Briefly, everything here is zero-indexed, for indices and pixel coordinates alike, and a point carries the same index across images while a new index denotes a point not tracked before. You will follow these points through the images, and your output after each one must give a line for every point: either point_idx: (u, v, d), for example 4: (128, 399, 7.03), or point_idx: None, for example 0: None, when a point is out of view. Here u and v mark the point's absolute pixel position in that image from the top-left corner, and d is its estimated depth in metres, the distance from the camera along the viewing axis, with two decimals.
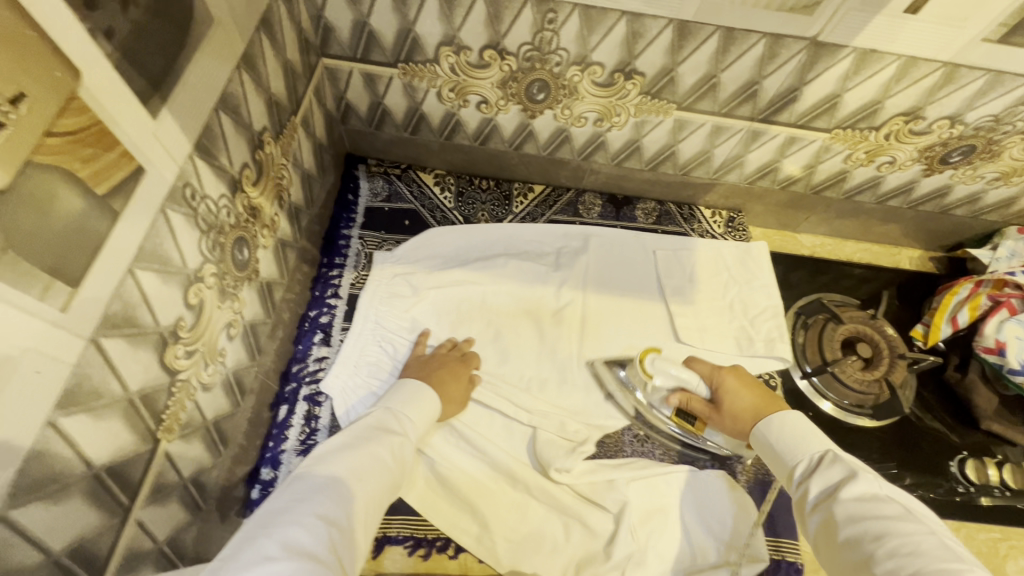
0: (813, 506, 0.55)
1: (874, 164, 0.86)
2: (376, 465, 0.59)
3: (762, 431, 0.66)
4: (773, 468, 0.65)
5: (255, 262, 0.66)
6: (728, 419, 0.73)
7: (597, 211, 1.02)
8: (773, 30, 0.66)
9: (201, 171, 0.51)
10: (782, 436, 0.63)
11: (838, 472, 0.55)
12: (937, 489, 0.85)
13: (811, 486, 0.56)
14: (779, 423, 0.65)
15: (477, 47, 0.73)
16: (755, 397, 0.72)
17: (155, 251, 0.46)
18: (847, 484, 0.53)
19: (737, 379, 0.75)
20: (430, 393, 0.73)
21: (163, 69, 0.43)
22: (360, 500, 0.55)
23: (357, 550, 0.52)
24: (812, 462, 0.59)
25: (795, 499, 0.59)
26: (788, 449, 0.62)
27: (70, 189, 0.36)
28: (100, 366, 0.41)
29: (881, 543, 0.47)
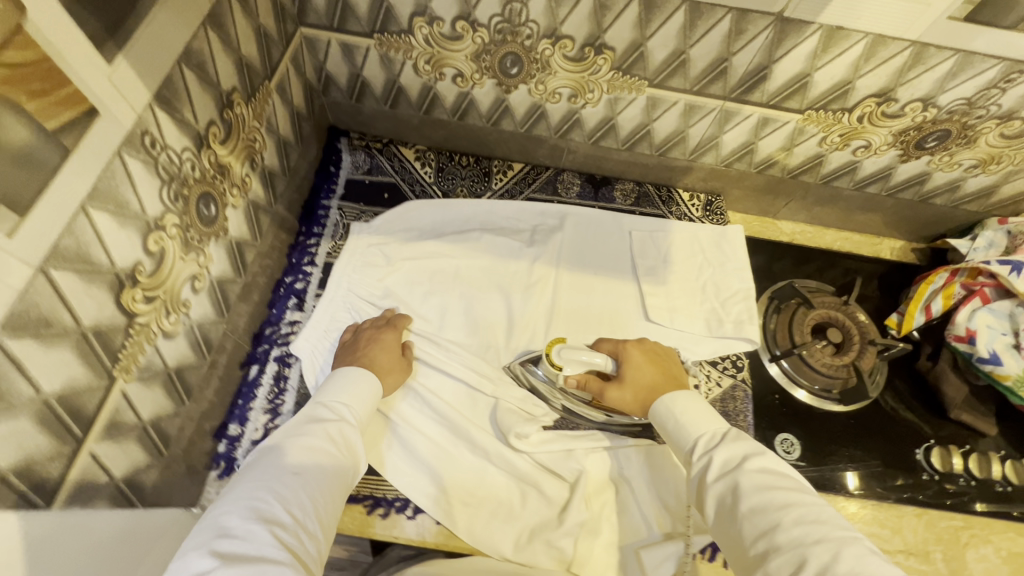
0: (713, 477, 0.57)
1: (850, 148, 0.86)
2: (313, 455, 0.59)
3: (665, 408, 0.67)
4: (669, 443, 0.66)
5: (224, 220, 0.68)
6: (629, 393, 0.73)
7: (576, 191, 1.03)
8: (739, 5, 0.66)
9: (162, 122, 0.53)
10: (687, 410, 0.65)
11: (742, 446, 0.58)
12: (926, 492, 0.84)
13: (715, 458, 0.58)
14: (683, 400, 0.66)
15: (450, 18, 0.74)
16: (655, 371, 0.73)
17: (111, 193, 0.48)
18: (751, 458, 0.57)
19: (641, 353, 0.76)
20: (366, 374, 0.73)
21: (119, 17, 0.45)
22: (300, 491, 0.55)
23: (310, 536, 0.52)
24: (715, 436, 0.61)
25: (693, 472, 0.60)
26: (692, 422, 0.63)
27: (17, 119, 0.38)
28: (50, 295, 0.44)
29: (788, 513, 0.50)
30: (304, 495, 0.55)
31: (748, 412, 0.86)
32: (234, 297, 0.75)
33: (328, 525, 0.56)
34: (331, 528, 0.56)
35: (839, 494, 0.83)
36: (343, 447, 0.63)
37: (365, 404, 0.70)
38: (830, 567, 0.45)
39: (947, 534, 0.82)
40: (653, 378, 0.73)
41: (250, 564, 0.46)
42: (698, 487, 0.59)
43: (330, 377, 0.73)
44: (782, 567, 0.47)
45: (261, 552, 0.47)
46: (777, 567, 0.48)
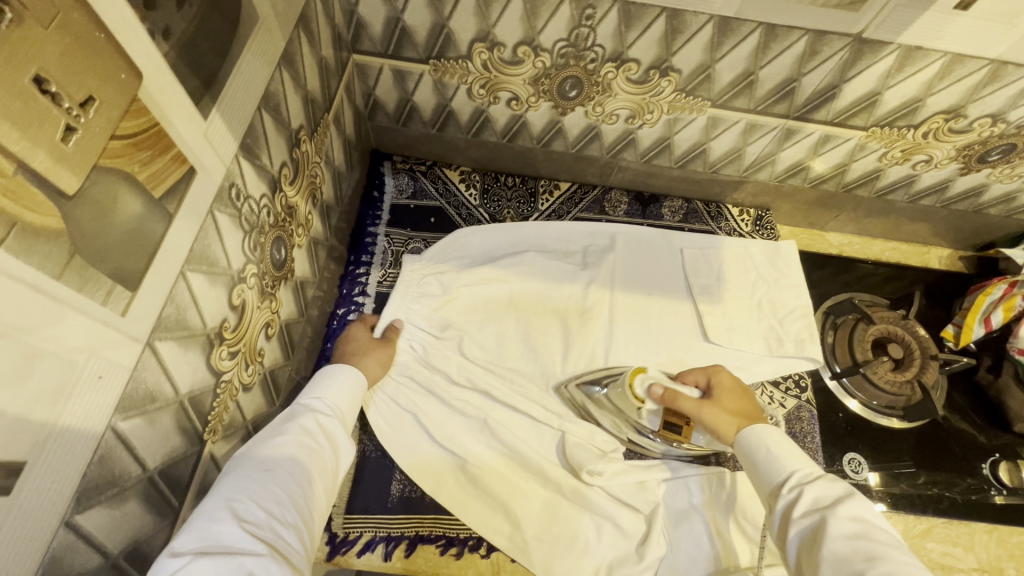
0: (801, 512, 0.55)
1: (910, 162, 0.85)
2: (295, 446, 0.54)
3: (755, 439, 0.65)
4: (752, 477, 0.64)
5: (292, 261, 0.65)
6: (725, 414, 0.72)
7: (624, 209, 1.01)
8: (816, 27, 0.65)
9: (246, 171, 0.51)
10: (779, 444, 0.63)
11: (838, 489, 0.55)
12: (954, 489, 0.85)
13: (805, 495, 0.56)
14: (775, 433, 0.65)
15: (511, 44, 0.72)
16: (745, 399, 0.75)
17: (204, 252, 0.46)
18: (846, 502, 0.54)
19: (732, 379, 0.77)
20: (352, 373, 0.69)
21: (213, 70, 0.43)
22: (282, 484, 0.50)
23: (288, 529, 0.47)
24: (808, 475, 0.59)
25: (777, 507, 0.58)
26: (785, 457, 0.61)
27: (130, 192, 0.35)
28: (155, 369, 0.41)
29: (875, 565, 0.47)
30: (282, 488, 0.50)
31: (816, 433, 0.85)
32: (297, 337, 0.73)
33: (308, 520, 0.51)
34: (312, 523, 0.51)
35: (910, 513, 0.82)
36: (323, 439, 0.58)
37: (348, 399, 0.65)
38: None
39: (1019, 549, 0.82)
40: (745, 407, 0.74)
41: (222, 562, 0.41)
42: (780, 524, 0.57)
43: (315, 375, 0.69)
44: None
45: (233, 549, 0.42)
46: None
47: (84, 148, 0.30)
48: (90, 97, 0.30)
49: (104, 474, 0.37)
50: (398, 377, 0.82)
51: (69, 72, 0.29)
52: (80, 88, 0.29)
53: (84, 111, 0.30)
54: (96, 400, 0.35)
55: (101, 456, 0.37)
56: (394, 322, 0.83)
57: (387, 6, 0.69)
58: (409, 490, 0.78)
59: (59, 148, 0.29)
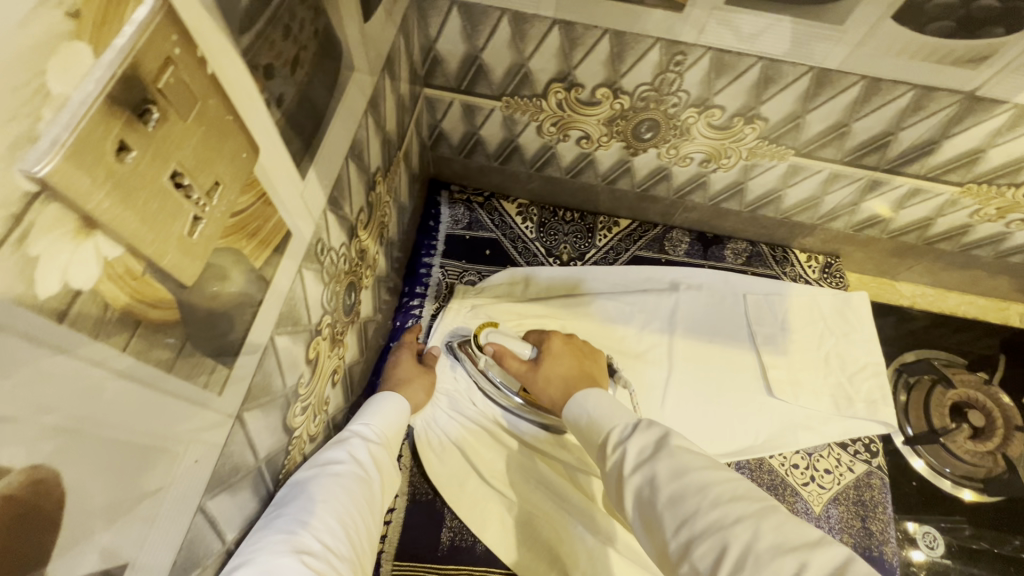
0: (630, 468, 0.50)
1: (1004, 220, 0.80)
2: (345, 480, 0.52)
3: (578, 405, 0.61)
4: (585, 444, 0.59)
5: (359, 305, 0.64)
6: (541, 379, 0.69)
7: (684, 249, 0.97)
8: (926, 82, 0.60)
9: (331, 225, 0.49)
10: (599, 404, 0.59)
11: (656, 430, 0.52)
12: (1005, 547, 0.79)
13: (628, 450, 0.51)
14: (597, 395, 0.61)
15: (591, 85, 0.69)
16: (574, 363, 0.71)
17: (291, 313, 0.44)
18: (664, 442, 0.50)
19: (563, 344, 0.73)
20: (398, 401, 0.67)
21: (314, 130, 0.41)
22: (333, 517, 0.48)
23: (341, 566, 0.45)
24: (628, 426, 0.54)
25: (611, 471, 0.53)
26: (606, 416, 0.57)
27: (238, 267, 0.34)
28: (241, 440, 0.40)
29: (704, 492, 0.44)
30: (336, 520, 0.48)
31: (888, 501, 0.80)
32: (356, 377, 0.72)
33: (358, 556, 0.49)
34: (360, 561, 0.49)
35: None
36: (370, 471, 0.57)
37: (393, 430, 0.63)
38: (752, 549, 0.40)
39: None
40: (573, 370, 0.70)
41: None
42: (617, 486, 0.51)
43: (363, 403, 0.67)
44: (705, 552, 0.41)
45: None
46: (700, 555, 0.42)
47: (208, 235, 0.29)
48: (216, 182, 0.28)
49: (190, 557, 0.36)
50: (450, 409, 0.81)
51: (202, 161, 0.27)
52: (208, 175, 0.27)
53: (209, 198, 0.28)
54: (191, 487, 0.34)
55: (190, 539, 0.35)
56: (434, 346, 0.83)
57: (467, 44, 0.67)
58: (461, 539, 0.74)
59: (186, 243, 0.27)
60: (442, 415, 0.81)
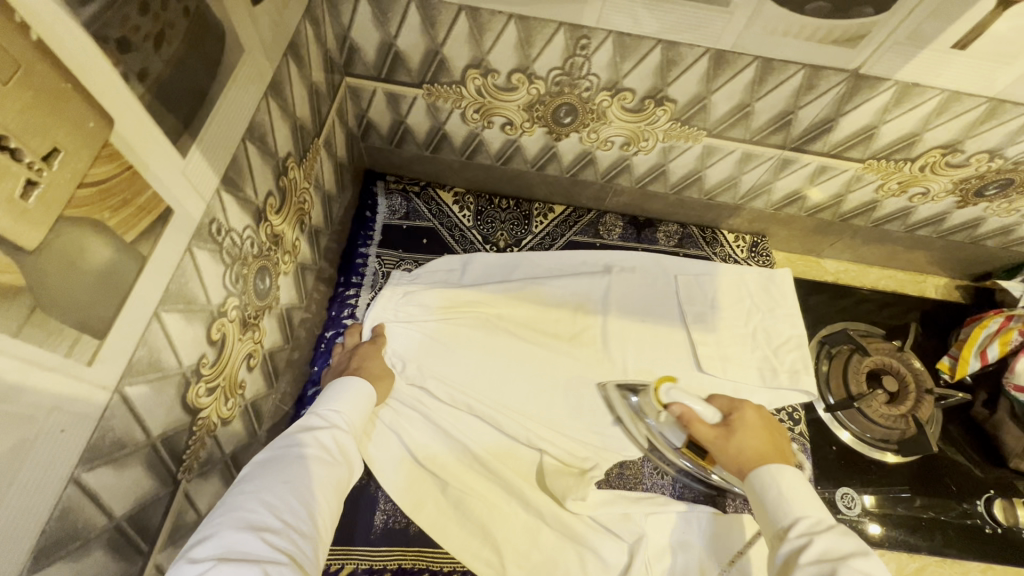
0: (808, 558, 0.53)
1: (907, 195, 0.84)
2: (308, 462, 0.55)
3: (761, 481, 0.63)
4: (760, 518, 0.62)
5: (276, 290, 0.64)
6: (731, 452, 0.68)
7: (618, 233, 1.00)
8: (814, 62, 0.64)
9: (227, 205, 0.50)
10: (797, 490, 0.61)
11: (850, 543, 0.54)
12: (950, 513, 0.85)
13: (813, 544, 0.54)
14: (792, 478, 0.62)
15: (506, 71, 0.71)
16: (768, 440, 0.69)
17: (181, 291, 0.45)
18: (856, 557, 0.52)
19: (756, 417, 0.71)
20: (365, 390, 0.68)
21: (193, 108, 0.42)
22: (294, 497, 0.51)
23: (303, 541, 0.49)
24: (819, 523, 0.57)
25: (783, 552, 0.55)
26: (799, 503, 0.59)
27: (99, 237, 0.34)
28: (124, 415, 0.40)
29: None
30: (298, 499, 0.51)
31: (810, 466, 0.84)
32: (283, 365, 0.72)
33: (324, 531, 0.52)
34: (327, 535, 0.52)
35: (905, 551, 0.82)
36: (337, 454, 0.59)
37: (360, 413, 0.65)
38: None
39: None
40: (767, 448, 0.68)
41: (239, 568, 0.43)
42: (782, 568, 0.54)
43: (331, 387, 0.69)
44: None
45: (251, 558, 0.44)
46: None
47: (49, 201, 0.29)
48: (54, 148, 0.29)
49: (65, 527, 0.36)
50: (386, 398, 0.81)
51: (33, 126, 0.27)
52: (43, 139, 0.28)
53: (48, 163, 0.29)
54: (59, 457, 0.34)
55: (62, 510, 0.35)
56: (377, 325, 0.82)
57: (381, 31, 0.68)
58: (395, 521, 0.75)
59: (20, 206, 0.27)
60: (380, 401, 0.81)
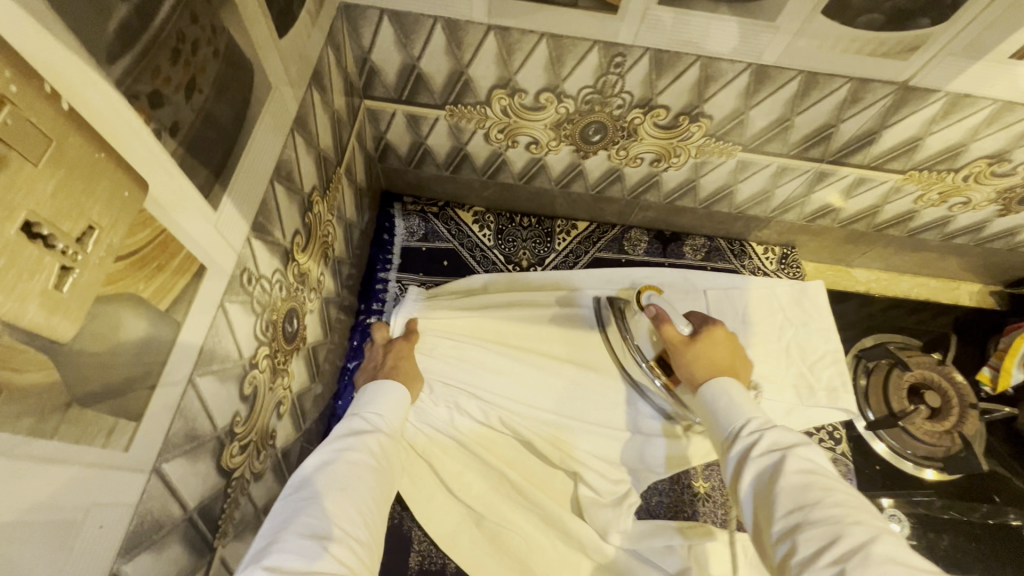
0: (756, 454, 0.50)
1: (947, 204, 0.81)
2: (357, 470, 0.54)
3: (712, 389, 0.59)
4: (707, 425, 0.59)
5: (304, 330, 0.61)
6: (691, 359, 0.63)
7: (644, 248, 0.96)
8: (861, 75, 0.61)
9: (258, 252, 0.46)
10: (734, 392, 0.58)
11: (792, 436, 0.51)
12: (974, 514, 0.83)
13: (757, 441, 0.51)
14: (733, 386, 0.58)
15: (534, 90, 0.68)
16: (729, 358, 0.63)
17: (215, 350, 0.41)
18: (801, 447, 0.50)
19: (725, 335, 0.65)
20: (402, 390, 0.66)
21: (223, 157, 0.38)
22: (349, 504, 0.51)
23: (362, 549, 0.48)
24: (766, 422, 0.54)
25: (730, 454, 0.53)
26: (740, 406, 0.56)
27: (134, 315, 0.31)
28: (161, 494, 0.37)
29: (828, 493, 0.45)
30: (353, 507, 0.51)
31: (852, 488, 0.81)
32: (310, 404, 0.69)
33: (376, 536, 0.52)
34: (379, 540, 0.52)
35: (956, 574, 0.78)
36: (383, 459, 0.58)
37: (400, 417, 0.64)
38: (865, 547, 0.40)
39: None
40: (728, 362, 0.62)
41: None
42: (732, 468, 0.52)
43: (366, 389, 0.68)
44: (812, 539, 0.42)
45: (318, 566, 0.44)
46: (807, 539, 0.43)
47: (83, 287, 0.26)
48: (89, 227, 0.26)
49: None
50: (419, 421, 0.77)
51: (65, 208, 0.24)
52: (77, 219, 0.25)
53: (81, 246, 0.25)
54: (96, 555, 0.31)
55: None
56: (411, 332, 0.76)
57: (403, 53, 0.65)
58: (430, 562, 0.73)
59: (52, 297, 0.24)
60: (417, 422, 0.77)
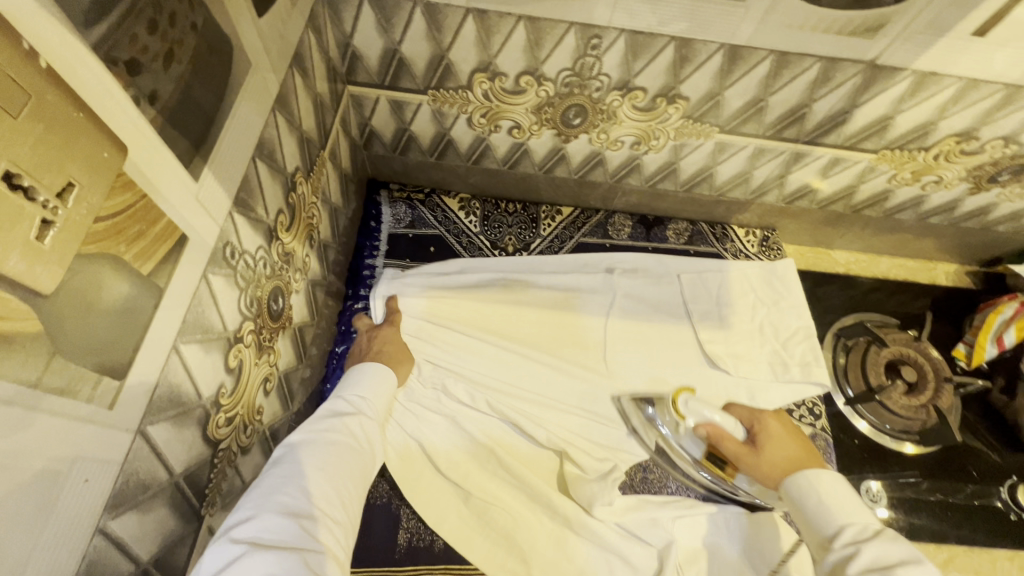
0: (858, 570, 0.48)
1: (920, 183, 0.84)
2: (336, 451, 0.55)
3: (802, 485, 0.59)
4: (801, 527, 0.58)
5: (289, 309, 0.62)
6: (764, 466, 0.67)
7: (627, 233, 0.98)
8: (830, 54, 0.63)
9: (241, 227, 0.48)
10: (834, 492, 0.57)
11: (900, 550, 0.49)
12: (959, 495, 0.84)
13: (861, 553, 0.49)
14: (830, 480, 0.58)
15: (514, 73, 0.69)
16: (796, 447, 0.68)
17: (199, 320, 0.42)
18: (910, 565, 0.47)
19: (780, 425, 0.71)
20: (385, 371, 0.66)
21: (204, 129, 0.40)
22: (326, 484, 0.52)
23: (336, 528, 0.50)
24: (867, 532, 0.52)
25: (831, 562, 0.51)
26: (839, 509, 0.55)
27: (116, 275, 0.32)
28: (148, 456, 0.38)
29: None
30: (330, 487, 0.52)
31: (832, 460, 0.83)
32: (297, 385, 0.70)
33: (352, 515, 0.53)
34: (354, 518, 0.54)
35: (932, 542, 0.81)
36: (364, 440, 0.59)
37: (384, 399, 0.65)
38: None
39: None
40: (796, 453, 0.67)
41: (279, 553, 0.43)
42: None
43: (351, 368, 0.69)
44: None
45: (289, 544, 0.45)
46: None
47: (65, 240, 0.27)
48: (69, 183, 0.27)
49: None
50: (406, 404, 0.79)
51: (45, 162, 0.25)
52: (57, 175, 0.26)
53: (62, 200, 0.27)
54: (83, 508, 0.32)
55: (89, 562, 0.34)
56: (393, 318, 0.80)
57: (384, 37, 0.66)
58: (419, 539, 0.73)
59: (34, 246, 0.25)
60: (404, 404, 0.79)
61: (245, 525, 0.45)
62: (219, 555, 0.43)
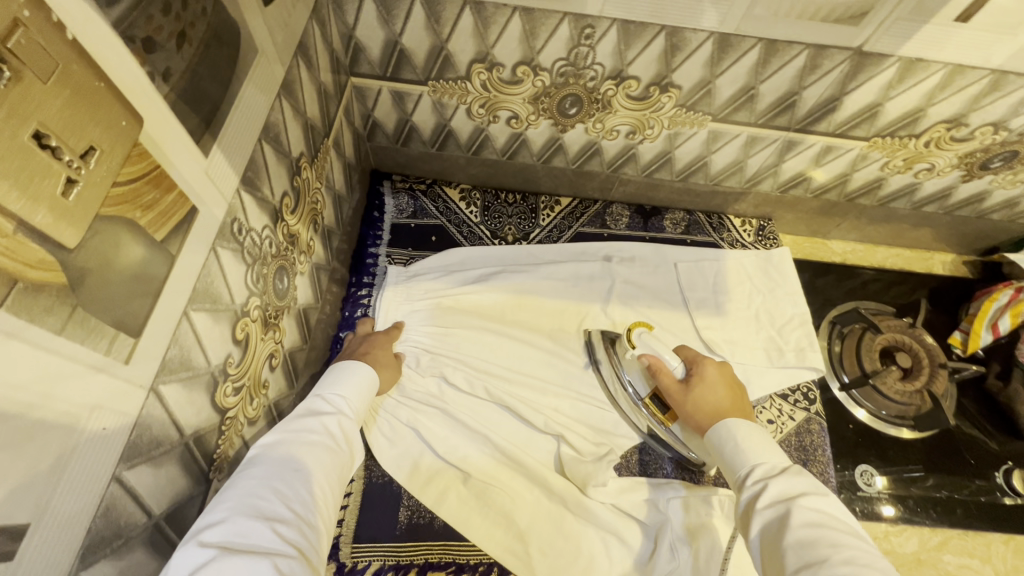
0: (764, 502, 0.52)
1: (912, 171, 0.85)
2: (314, 453, 0.53)
3: (724, 434, 0.63)
4: (722, 472, 0.62)
5: (294, 290, 0.65)
6: (690, 406, 0.70)
7: (625, 222, 1.00)
8: (817, 42, 0.64)
9: (247, 205, 0.50)
10: (750, 439, 0.61)
11: (803, 484, 0.53)
12: (965, 491, 0.84)
13: (766, 488, 0.53)
14: (748, 429, 0.62)
15: (511, 64, 0.71)
16: (728, 395, 0.71)
17: (208, 290, 0.45)
18: (810, 496, 0.51)
19: (718, 372, 0.73)
20: (367, 369, 0.67)
21: (213, 109, 0.42)
22: (302, 486, 0.49)
23: (311, 532, 0.47)
24: (774, 470, 0.56)
25: (743, 500, 0.55)
26: (750, 451, 0.59)
27: (133, 238, 0.35)
28: (160, 414, 0.41)
29: (838, 549, 0.44)
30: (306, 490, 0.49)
31: (827, 444, 0.84)
32: (302, 365, 0.72)
33: (327, 521, 0.50)
34: (329, 526, 0.50)
35: (926, 525, 0.82)
36: (342, 443, 0.57)
37: (362, 402, 0.64)
38: None
39: None
40: (726, 400, 0.70)
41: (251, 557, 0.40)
42: (744, 517, 0.54)
43: (331, 369, 0.68)
44: None
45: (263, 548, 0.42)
46: None
47: (86, 199, 0.30)
48: (91, 147, 0.30)
49: (107, 523, 0.37)
50: (400, 397, 0.81)
51: (69, 126, 0.28)
52: (80, 138, 0.29)
53: (85, 162, 0.29)
54: (101, 452, 0.34)
55: (105, 506, 0.36)
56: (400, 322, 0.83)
57: (386, 29, 0.69)
58: (418, 516, 0.74)
59: (60, 203, 0.28)
60: (401, 396, 0.81)
61: (216, 528, 0.42)
62: (186, 560, 0.39)
